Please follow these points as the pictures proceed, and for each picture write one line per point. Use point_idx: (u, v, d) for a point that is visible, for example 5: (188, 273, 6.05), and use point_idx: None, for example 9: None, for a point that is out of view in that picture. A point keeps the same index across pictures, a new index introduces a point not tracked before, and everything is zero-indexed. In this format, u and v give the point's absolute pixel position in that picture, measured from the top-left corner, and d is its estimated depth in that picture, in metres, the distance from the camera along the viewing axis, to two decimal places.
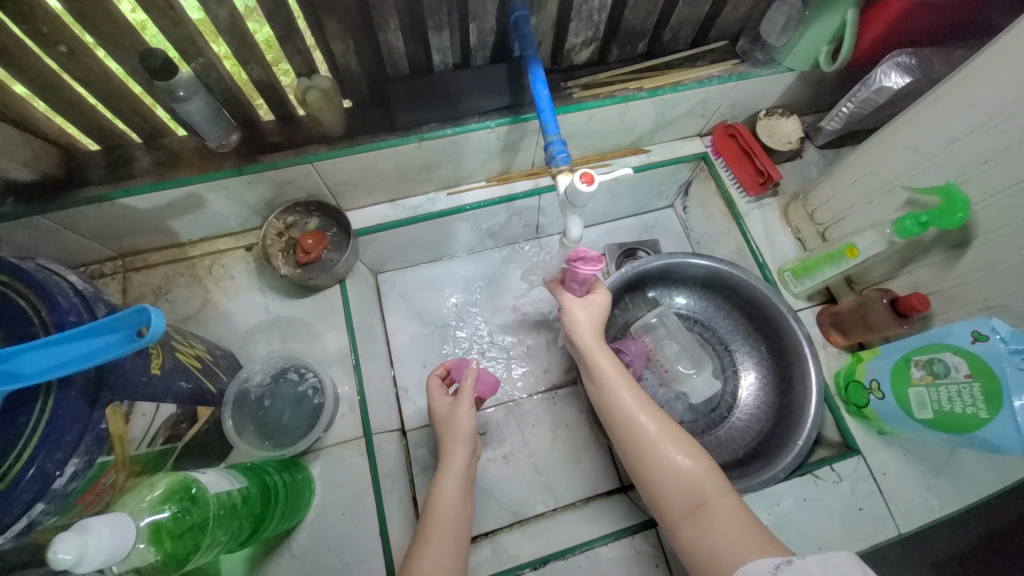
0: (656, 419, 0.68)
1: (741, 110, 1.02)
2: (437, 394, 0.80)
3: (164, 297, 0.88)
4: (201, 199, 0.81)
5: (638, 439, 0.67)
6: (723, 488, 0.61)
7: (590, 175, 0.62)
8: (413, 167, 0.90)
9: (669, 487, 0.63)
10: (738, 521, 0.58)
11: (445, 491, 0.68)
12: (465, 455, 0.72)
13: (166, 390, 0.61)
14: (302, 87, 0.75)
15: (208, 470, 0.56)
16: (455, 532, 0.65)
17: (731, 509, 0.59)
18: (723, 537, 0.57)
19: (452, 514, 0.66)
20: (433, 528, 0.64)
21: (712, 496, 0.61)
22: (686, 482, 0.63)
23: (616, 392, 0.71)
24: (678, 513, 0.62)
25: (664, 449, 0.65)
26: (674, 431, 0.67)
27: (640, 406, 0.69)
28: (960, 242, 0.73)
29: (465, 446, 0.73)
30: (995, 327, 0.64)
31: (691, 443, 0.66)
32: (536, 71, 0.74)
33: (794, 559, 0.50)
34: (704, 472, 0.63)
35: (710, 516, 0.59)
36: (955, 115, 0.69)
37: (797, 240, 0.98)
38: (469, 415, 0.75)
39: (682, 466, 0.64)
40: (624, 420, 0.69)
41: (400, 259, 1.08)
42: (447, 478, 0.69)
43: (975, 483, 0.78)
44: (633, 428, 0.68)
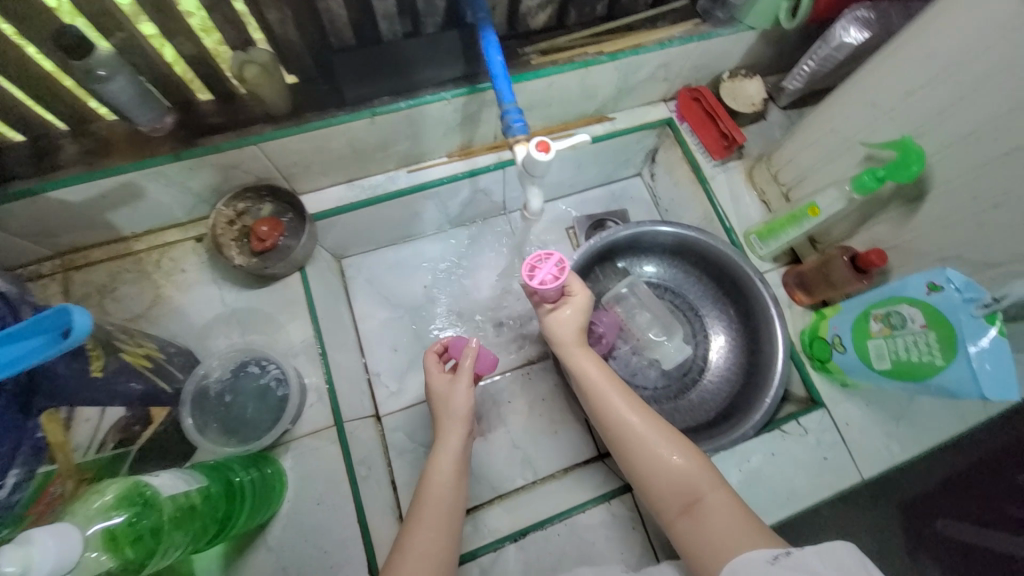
0: (647, 420, 0.67)
1: (704, 72, 1.00)
2: (433, 371, 0.76)
3: (110, 296, 0.82)
4: (139, 188, 0.76)
5: (629, 440, 0.66)
6: (716, 483, 0.61)
7: (546, 143, 0.60)
8: (368, 144, 0.86)
9: (662, 486, 0.63)
10: (732, 516, 0.58)
11: (443, 466, 0.67)
12: (460, 436, 0.70)
13: (112, 393, 0.59)
14: (238, 61, 0.71)
15: (162, 473, 0.54)
16: (451, 508, 0.64)
17: (727, 505, 0.59)
18: (719, 533, 0.57)
19: (447, 494, 0.65)
20: (431, 500, 0.64)
21: (706, 492, 0.60)
22: (680, 480, 0.62)
23: (606, 396, 0.70)
24: (673, 511, 0.62)
25: (658, 448, 0.64)
26: (666, 431, 0.66)
27: (631, 407, 0.68)
28: (916, 196, 0.74)
29: (461, 427, 0.71)
30: (950, 277, 0.65)
31: (682, 439, 0.65)
32: (488, 36, 0.70)
33: (791, 551, 0.51)
34: (698, 469, 0.62)
35: (704, 513, 0.59)
36: (910, 67, 0.68)
37: (762, 202, 0.99)
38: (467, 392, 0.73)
39: (676, 465, 0.63)
40: (614, 423, 0.68)
41: (364, 242, 1.04)
42: (444, 456, 0.68)
43: (932, 427, 0.82)
44: (624, 431, 0.67)
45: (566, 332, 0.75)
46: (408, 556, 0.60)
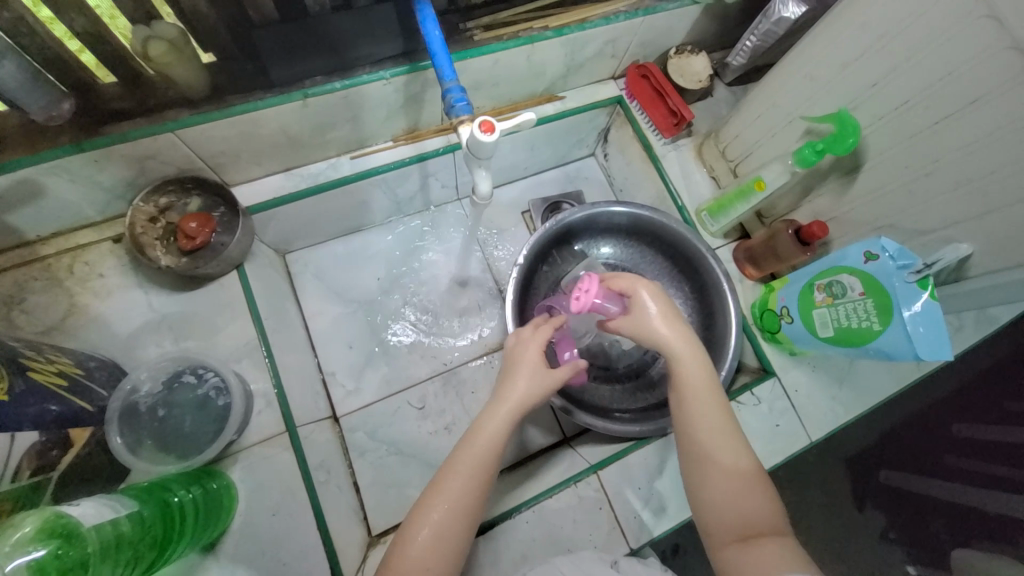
0: (736, 446, 0.60)
1: (651, 49, 0.99)
2: (529, 331, 0.70)
3: (18, 307, 0.72)
4: (37, 185, 0.67)
5: (707, 463, 0.59)
6: (787, 531, 0.54)
7: (490, 124, 0.57)
8: (304, 130, 0.79)
9: (725, 510, 0.56)
10: (796, 561, 0.50)
11: (502, 410, 0.63)
12: (529, 381, 0.65)
13: (19, 417, 0.53)
14: (139, 37, 0.63)
15: (81, 502, 0.49)
16: (493, 452, 0.60)
17: (792, 549, 0.52)
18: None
19: (492, 444, 0.60)
20: (480, 440, 0.60)
21: (774, 535, 0.53)
22: (751, 516, 0.55)
23: (694, 410, 0.62)
24: (728, 540, 0.55)
25: (736, 477, 0.58)
26: (751, 463, 0.59)
27: (720, 427, 0.61)
28: (851, 168, 0.77)
29: (530, 370, 0.66)
30: (885, 245, 0.68)
31: (767, 478, 0.58)
32: (424, 10, 0.66)
33: None
34: (774, 509, 0.56)
35: (763, 553, 0.52)
36: (845, 40, 0.70)
37: (711, 179, 1.00)
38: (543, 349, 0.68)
39: (752, 499, 0.56)
40: (692, 442, 0.61)
41: (308, 236, 0.98)
42: (507, 399, 0.64)
43: (870, 387, 0.87)
44: (702, 451, 0.60)
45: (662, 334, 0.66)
46: (434, 504, 0.57)
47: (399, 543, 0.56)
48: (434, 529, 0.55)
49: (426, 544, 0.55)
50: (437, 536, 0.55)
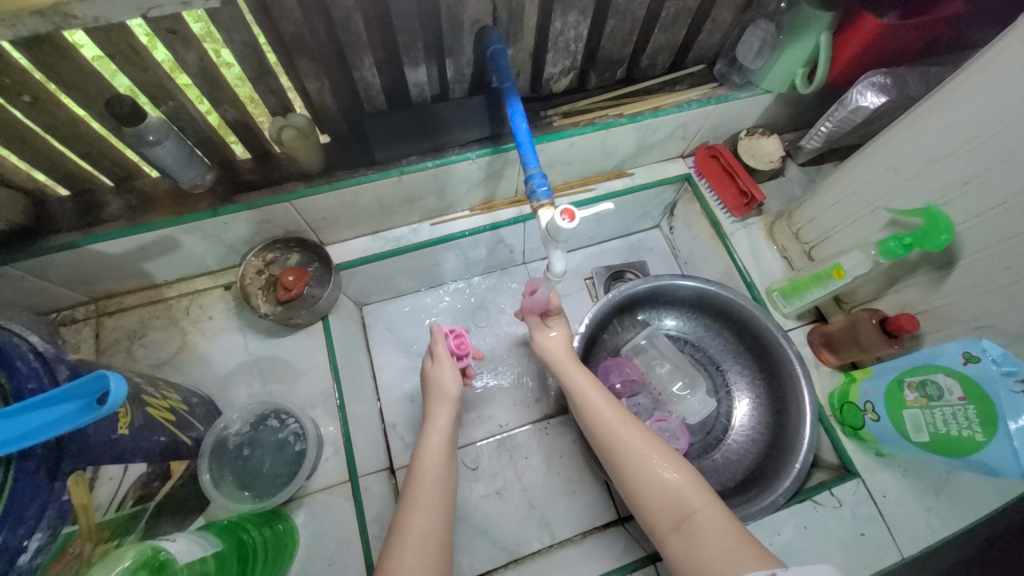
0: (626, 426, 0.69)
1: (722, 131, 1.02)
2: (441, 356, 0.80)
3: (139, 341, 0.85)
4: (175, 241, 0.79)
5: (617, 453, 0.67)
6: (709, 500, 0.60)
7: (572, 212, 0.61)
8: (395, 200, 0.88)
9: (656, 500, 0.62)
10: (726, 533, 0.56)
11: (431, 446, 0.71)
12: (447, 418, 0.76)
13: (135, 450, 0.59)
14: (276, 126, 0.74)
15: (177, 538, 0.53)
16: (443, 488, 0.68)
17: (720, 521, 0.58)
18: (714, 551, 0.55)
19: (436, 478, 0.68)
20: (422, 477, 0.68)
21: (697, 508, 0.59)
22: (671, 495, 0.61)
23: (592, 407, 0.72)
24: (664, 529, 0.61)
25: (650, 460, 0.64)
26: (653, 441, 0.66)
27: (612, 415, 0.70)
28: (945, 262, 0.73)
29: (449, 407, 0.76)
30: (986, 348, 0.63)
31: (672, 453, 0.65)
32: (513, 104, 0.73)
33: (777, 573, 0.49)
34: (689, 484, 0.62)
35: (697, 529, 0.58)
36: (933, 136, 0.69)
37: (784, 258, 0.98)
38: (453, 375, 0.79)
39: (668, 477, 0.62)
40: (610, 442, 0.68)
41: (385, 290, 1.06)
42: (435, 430, 0.74)
43: (978, 501, 0.76)
44: (612, 443, 0.68)
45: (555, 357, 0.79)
46: (406, 543, 0.61)
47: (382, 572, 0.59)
48: (418, 552, 0.60)
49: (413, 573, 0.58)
50: (421, 560, 0.60)
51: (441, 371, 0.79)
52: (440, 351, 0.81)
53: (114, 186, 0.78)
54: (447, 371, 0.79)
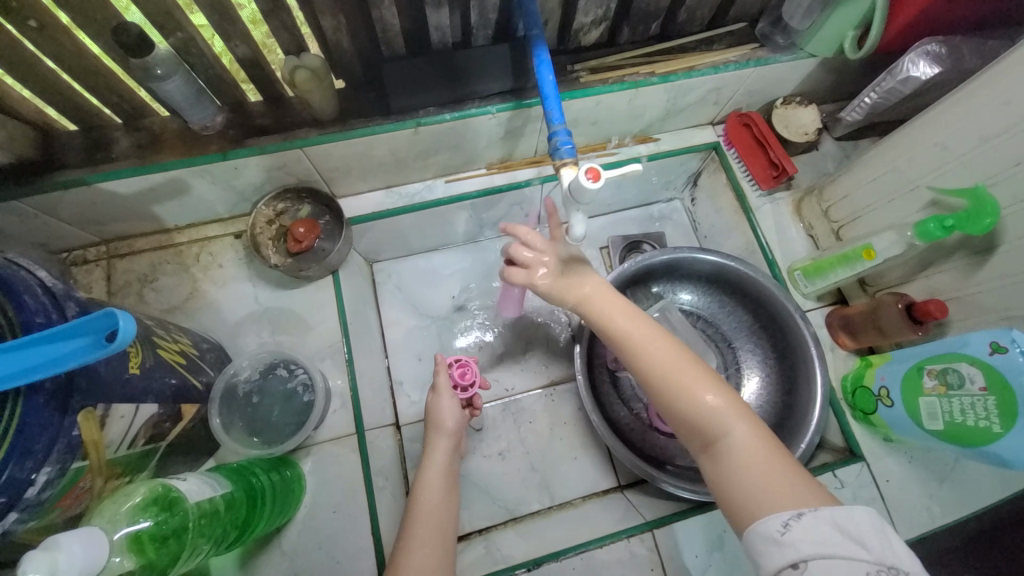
0: (656, 348, 0.64)
1: (758, 98, 0.96)
2: (441, 389, 0.80)
3: (150, 286, 0.84)
4: (185, 184, 0.77)
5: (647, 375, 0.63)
6: (743, 423, 0.57)
7: (597, 171, 0.58)
8: (410, 153, 0.85)
9: (686, 423, 0.59)
10: (756, 458, 0.54)
11: (433, 475, 0.73)
12: (446, 452, 0.76)
13: (146, 390, 0.59)
14: (289, 65, 0.70)
15: (189, 478, 0.54)
16: (445, 508, 0.70)
17: (752, 445, 0.55)
18: (743, 477, 0.53)
19: (438, 503, 0.70)
20: (425, 500, 0.70)
21: (730, 433, 0.56)
22: (702, 418, 0.58)
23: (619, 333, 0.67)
24: (695, 448, 0.59)
25: (679, 384, 0.60)
26: (685, 362, 0.61)
27: (641, 339, 0.65)
28: (984, 248, 0.70)
29: (447, 441, 0.77)
30: (1015, 338, 0.60)
31: (705, 374, 0.61)
32: (541, 54, 0.69)
33: (804, 513, 0.47)
34: (722, 406, 0.58)
35: (726, 453, 0.56)
36: (990, 111, 0.64)
37: (809, 237, 0.95)
38: (451, 407, 0.79)
39: (701, 402, 0.59)
40: (637, 364, 0.65)
41: (396, 248, 1.04)
42: (435, 457, 0.75)
43: (978, 491, 0.77)
44: (640, 363, 0.64)
45: (578, 285, 0.71)
46: (409, 561, 0.62)
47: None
48: None
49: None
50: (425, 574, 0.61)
51: (439, 403, 0.79)
52: (441, 382, 0.80)
53: (122, 124, 0.75)
54: (447, 401, 0.79)
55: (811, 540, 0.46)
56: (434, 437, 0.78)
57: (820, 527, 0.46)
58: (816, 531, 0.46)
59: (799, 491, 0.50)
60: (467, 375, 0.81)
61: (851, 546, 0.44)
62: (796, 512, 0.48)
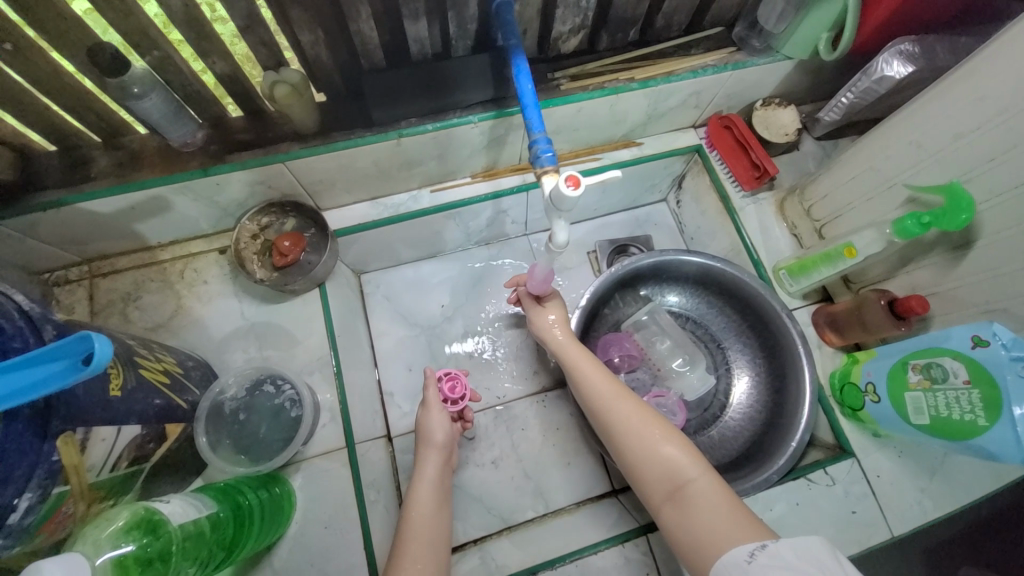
0: (623, 401, 0.68)
1: (737, 101, 0.97)
2: (432, 403, 0.79)
3: (134, 304, 0.83)
4: (167, 201, 0.76)
5: (614, 426, 0.67)
6: (703, 470, 0.59)
7: (576, 178, 0.58)
8: (393, 164, 0.85)
9: (650, 472, 0.62)
10: (718, 503, 0.56)
11: (425, 487, 0.73)
12: (436, 466, 0.76)
13: (128, 412, 0.58)
14: (269, 81, 0.71)
15: (172, 499, 0.54)
16: (438, 518, 0.70)
17: (712, 490, 0.57)
18: (706, 520, 0.54)
19: (430, 515, 0.69)
20: (417, 511, 0.69)
21: (691, 478, 0.59)
22: (664, 466, 0.61)
23: (592, 385, 0.71)
24: (658, 499, 0.60)
25: (644, 432, 0.64)
26: (651, 415, 0.66)
27: (611, 391, 0.70)
28: (962, 243, 0.71)
29: (437, 455, 0.77)
30: (996, 332, 0.62)
31: (668, 427, 0.64)
32: (519, 64, 0.69)
33: (768, 544, 0.48)
34: (685, 456, 0.61)
35: (689, 499, 0.57)
36: (961, 110, 0.65)
37: (793, 236, 0.95)
38: (441, 421, 0.78)
39: (663, 449, 0.62)
40: (604, 414, 0.68)
41: (383, 259, 1.04)
42: (427, 470, 0.75)
43: (968, 484, 0.77)
44: (609, 414, 0.67)
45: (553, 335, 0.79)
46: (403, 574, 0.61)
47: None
48: None
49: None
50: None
51: (431, 417, 0.78)
52: (432, 397, 0.80)
53: (101, 142, 0.75)
54: (436, 414, 0.79)
55: (773, 562, 0.46)
56: (424, 450, 0.78)
57: (782, 552, 0.46)
58: (776, 559, 0.46)
59: (760, 528, 0.52)
60: (456, 388, 0.82)
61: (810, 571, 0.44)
62: (759, 543, 0.49)
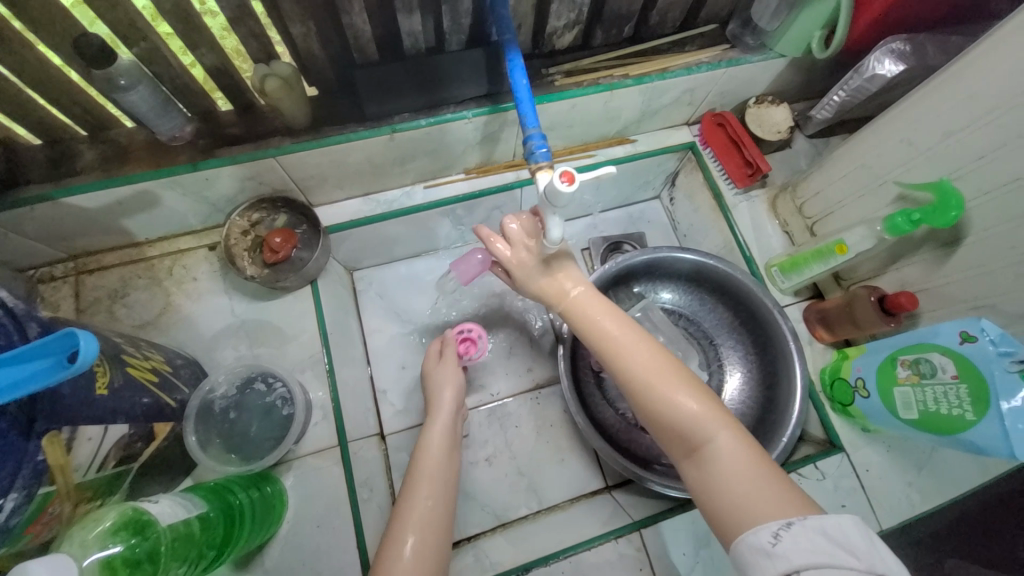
0: (642, 350, 0.63)
1: (731, 98, 0.97)
2: (440, 364, 0.84)
3: (121, 301, 0.82)
4: (154, 197, 0.75)
5: (628, 378, 0.63)
6: (725, 428, 0.57)
7: (571, 174, 0.58)
8: (386, 159, 0.84)
9: (669, 430, 0.59)
10: (742, 464, 0.54)
11: (433, 444, 0.73)
12: (447, 417, 0.77)
13: (115, 411, 0.57)
14: (259, 75, 0.70)
15: (161, 499, 0.53)
16: (445, 474, 0.70)
17: (734, 452, 0.55)
18: (729, 484, 0.53)
19: (438, 470, 0.69)
20: (426, 466, 0.70)
21: (712, 438, 0.56)
22: (684, 424, 0.58)
23: (606, 335, 0.66)
24: (680, 454, 0.59)
25: (660, 388, 0.60)
26: (666, 369, 0.61)
27: (626, 340, 0.64)
28: (950, 240, 0.72)
29: (448, 410, 0.78)
30: (984, 328, 0.63)
31: (689, 381, 0.60)
32: (513, 59, 0.69)
33: (794, 521, 0.47)
34: (709, 414, 0.58)
35: (712, 460, 0.55)
36: (952, 108, 0.66)
37: (785, 233, 0.96)
38: (452, 377, 0.82)
39: (681, 406, 0.58)
40: (617, 366, 0.64)
41: (376, 255, 1.03)
42: (435, 430, 0.75)
43: (955, 478, 0.79)
44: (621, 370, 0.63)
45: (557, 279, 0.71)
46: (406, 531, 0.62)
47: (382, 563, 0.59)
48: (418, 544, 0.61)
49: (411, 557, 0.59)
50: (422, 546, 0.61)
51: (443, 372, 0.82)
52: (448, 354, 0.85)
53: (87, 136, 0.73)
54: (443, 370, 0.83)
55: (800, 546, 0.45)
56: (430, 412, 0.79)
57: (811, 535, 0.45)
58: (804, 541, 0.45)
59: (786, 495, 0.50)
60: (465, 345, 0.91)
61: (842, 556, 0.43)
62: (784, 520, 0.47)
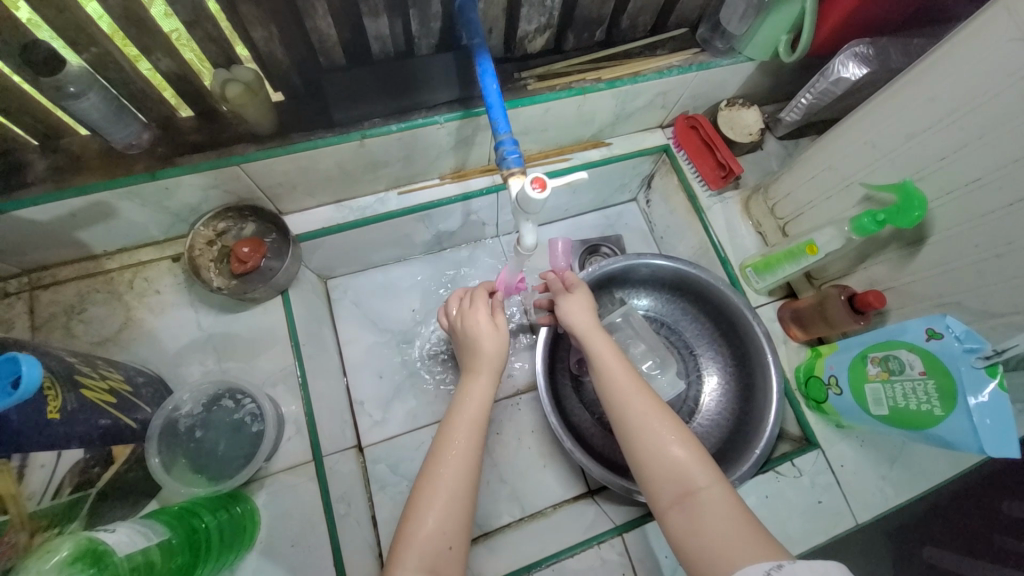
0: (642, 396, 0.65)
1: (702, 102, 0.98)
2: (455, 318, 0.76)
3: (78, 317, 0.77)
4: (111, 207, 0.71)
5: (627, 420, 0.64)
6: (716, 478, 0.58)
7: (543, 181, 0.59)
8: (357, 165, 0.82)
9: (659, 474, 0.59)
10: (730, 514, 0.55)
11: (465, 409, 0.66)
12: (484, 383, 0.68)
13: (69, 435, 0.55)
14: (220, 80, 0.68)
15: (116, 530, 0.51)
16: (474, 445, 0.63)
17: (725, 501, 0.56)
18: (717, 531, 0.53)
19: (469, 438, 0.63)
20: (456, 438, 0.63)
21: (703, 486, 0.57)
22: (676, 469, 0.59)
23: (610, 373, 0.68)
24: (666, 501, 0.58)
25: (659, 432, 0.61)
26: (666, 414, 0.63)
27: (627, 382, 0.66)
28: (915, 239, 0.73)
29: (485, 375, 0.69)
30: (949, 324, 0.64)
31: (683, 428, 0.62)
32: (484, 63, 0.68)
33: (785, 563, 0.47)
34: (698, 462, 0.59)
35: (700, 505, 0.56)
36: (914, 109, 0.67)
37: (758, 233, 0.97)
38: (488, 331, 0.71)
39: (675, 454, 0.60)
40: (620, 404, 0.65)
41: (350, 263, 1.01)
42: (468, 395, 0.67)
43: (926, 471, 0.80)
44: (621, 408, 0.65)
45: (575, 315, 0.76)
46: (423, 517, 0.57)
47: (401, 540, 0.57)
48: (436, 539, 0.56)
49: (429, 538, 0.56)
50: (445, 525, 0.57)
51: (473, 329, 0.72)
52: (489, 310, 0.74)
53: (37, 145, 0.70)
54: (478, 324, 0.72)
55: None
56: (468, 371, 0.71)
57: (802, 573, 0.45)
58: None
59: (773, 547, 0.51)
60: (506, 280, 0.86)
61: None
62: (775, 563, 0.48)
